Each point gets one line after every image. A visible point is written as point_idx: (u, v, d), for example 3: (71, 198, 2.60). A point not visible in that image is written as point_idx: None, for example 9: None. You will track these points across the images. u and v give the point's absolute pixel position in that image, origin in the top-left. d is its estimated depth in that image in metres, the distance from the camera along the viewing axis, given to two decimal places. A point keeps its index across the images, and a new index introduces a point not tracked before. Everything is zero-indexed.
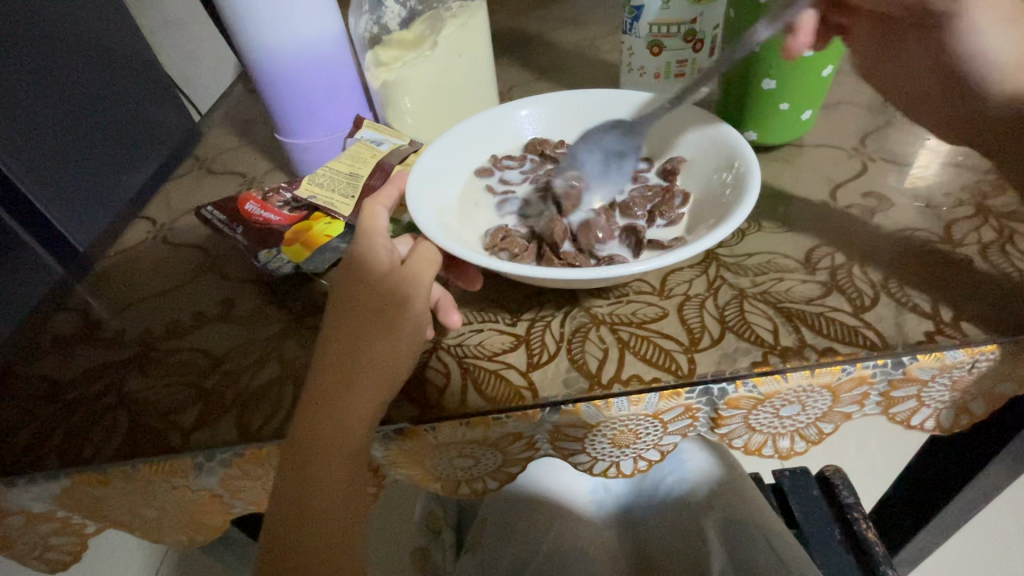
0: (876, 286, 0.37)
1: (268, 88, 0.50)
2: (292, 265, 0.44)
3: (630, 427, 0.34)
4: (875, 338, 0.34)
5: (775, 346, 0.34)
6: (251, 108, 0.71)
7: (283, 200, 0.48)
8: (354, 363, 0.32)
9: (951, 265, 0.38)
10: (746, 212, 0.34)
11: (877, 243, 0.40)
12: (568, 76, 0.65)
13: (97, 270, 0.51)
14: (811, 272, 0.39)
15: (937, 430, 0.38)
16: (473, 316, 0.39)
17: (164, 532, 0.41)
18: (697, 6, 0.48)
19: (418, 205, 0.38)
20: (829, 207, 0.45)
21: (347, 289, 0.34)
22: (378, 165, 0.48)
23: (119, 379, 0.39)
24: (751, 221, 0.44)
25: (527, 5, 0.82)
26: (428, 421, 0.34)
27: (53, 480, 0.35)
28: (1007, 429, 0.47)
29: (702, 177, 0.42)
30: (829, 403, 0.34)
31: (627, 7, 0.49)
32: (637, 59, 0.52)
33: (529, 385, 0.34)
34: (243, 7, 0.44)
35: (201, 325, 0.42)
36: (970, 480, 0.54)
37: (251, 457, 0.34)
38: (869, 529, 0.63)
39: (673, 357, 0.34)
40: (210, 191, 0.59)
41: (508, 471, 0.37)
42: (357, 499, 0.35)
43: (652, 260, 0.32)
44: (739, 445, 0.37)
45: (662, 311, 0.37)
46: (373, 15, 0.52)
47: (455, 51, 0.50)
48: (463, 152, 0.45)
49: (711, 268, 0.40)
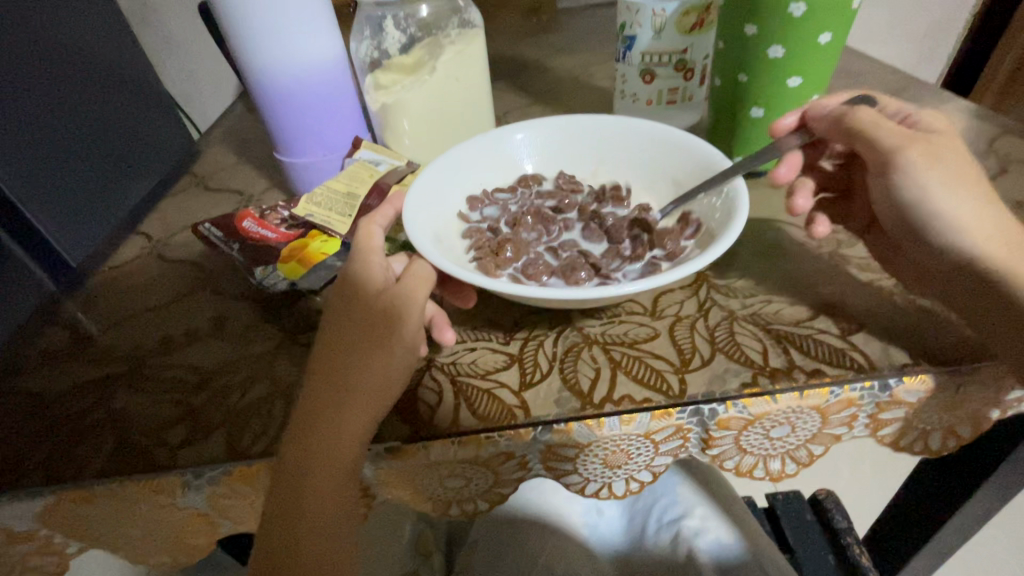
0: (862, 310, 0.38)
1: (267, 108, 0.51)
2: (287, 281, 0.44)
3: (621, 447, 0.34)
4: (861, 360, 0.34)
5: (764, 367, 0.35)
6: (250, 127, 0.72)
7: (280, 218, 0.49)
8: (347, 380, 0.32)
9: (934, 289, 0.39)
10: (735, 235, 0.35)
11: (863, 268, 0.41)
12: (562, 101, 0.67)
13: (87, 287, 0.51)
14: (799, 295, 0.40)
15: (926, 453, 0.39)
16: (466, 335, 0.39)
17: (147, 553, 0.40)
18: (688, 37, 0.49)
19: (414, 224, 0.38)
20: (816, 232, 0.46)
21: (343, 306, 0.34)
22: (375, 185, 0.49)
23: (108, 395, 0.39)
24: (740, 245, 0.45)
25: (523, 33, 0.86)
26: (419, 440, 0.34)
27: (36, 499, 0.34)
28: (995, 452, 0.47)
29: (692, 201, 0.43)
30: (818, 425, 0.35)
31: (620, 37, 0.51)
32: (629, 86, 0.53)
33: (521, 404, 0.34)
34: (245, 32, 0.45)
35: (193, 342, 0.42)
36: (961, 504, 0.54)
37: (240, 474, 0.34)
38: (862, 554, 0.62)
39: (664, 377, 0.35)
40: (207, 208, 0.59)
41: (499, 492, 0.37)
42: (344, 518, 0.34)
43: (644, 280, 0.33)
44: (730, 467, 0.37)
45: (653, 332, 0.38)
46: (374, 40, 0.52)
47: (453, 77, 0.52)
48: (459, 174, 0.46)
49: (702, 289, 0.41)
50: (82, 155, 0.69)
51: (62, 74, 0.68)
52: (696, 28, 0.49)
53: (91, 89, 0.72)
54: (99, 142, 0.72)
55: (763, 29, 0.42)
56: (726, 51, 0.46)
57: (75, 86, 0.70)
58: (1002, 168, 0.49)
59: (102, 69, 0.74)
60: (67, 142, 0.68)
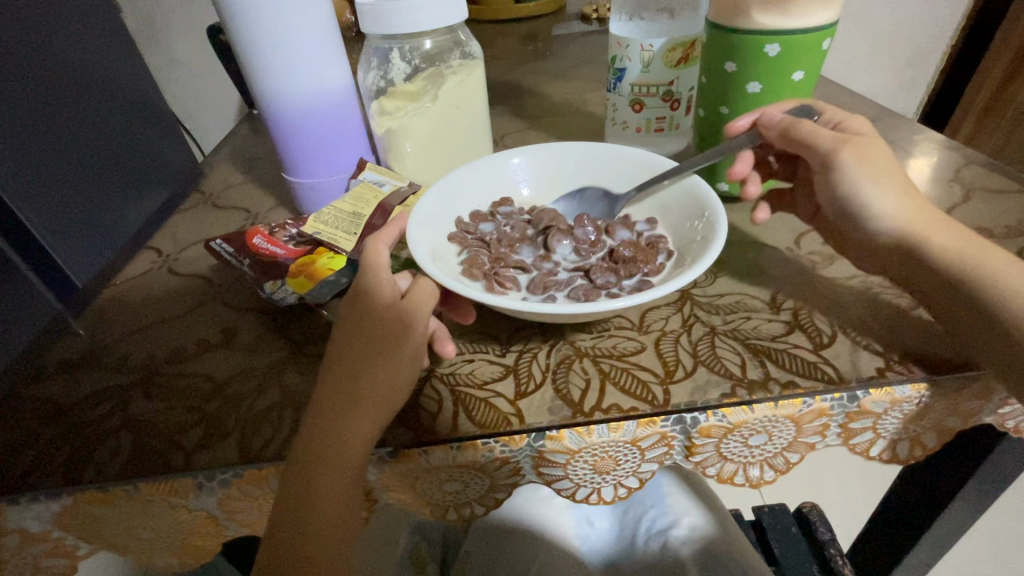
0: (834, 327, 0.41)
1: (277, 130, 0.53)
2: (295, 296, 0.46)
3: (609, 454, 0.36)
4: (832, 372, 0.37)
5: (742, 378, 0.37)
6: (258, 146, 0.75)
7: (289, 235, 0.52)
8: (355, 388, 0.35)
9: (900, 308, 0.42)
10: (715, 256, 0.38)
11: (836, 289, 0.44)
12: (557, 126, 0.71)
13: (98, 300, 0.52)
14: (777, 312, 0.43)
15: (896, 462, 0.41)
16: (465, 347, 0.42)
17: (155, 555, 0.41)
18: (674, 70, 0.53)
19: (416, 243, 0.41)
20: (794, 253, 0.49)
21: (353, 318, 0.36)
22: (380, 205, 0.52)
23: (122, 402, 0.41)
24: (722, 265, 0.48)
25: (521, 60, 0.90)
26: (420, 446, 0.36)
27: (55, 499, 0.36)
28: (966, 465, 0.50)
29: (678, 225, 0.46)
30: (793, 434, 0.37)
31: (612, 69, 0.55)
32: (620, 114, 0.57)
33: (516, 412, 0.36)
34: (259, 61, 0.49)
35: (203, 352, 0.44)
36: (938, 513, 0.56)
37: (250, 477, 0.35)
38: (845, 566, 0.64)
39: (650, 388, 0.37)
40: (215, 224, 0.62)
41: (495, 497, 0.39)
42: (347, 521, 0.36)
43: (631, 296, 0.35)
44: (712, 473, 0.39)
45: (640, 345, 0.40)
46: (381, 70, 0.55)
47: (454, 104, 0.55)
48: (459, 196, 0.49)
49: (686, 306, 0.44)
50: (108, 182, 0.89)
51: (57, 97, 0.82)
52: (682, 62, 0.53)
53: (79, 108, 0.85)
54: (125, 170, 0.92)
55: (741, 66, 0.46)
56: (710, 84, 0.50)
57: (71, 107, 0.84)
58: (966, 196, 0.52)
59: (84, 84, 0.86)
60: (77, 164, 0.84)
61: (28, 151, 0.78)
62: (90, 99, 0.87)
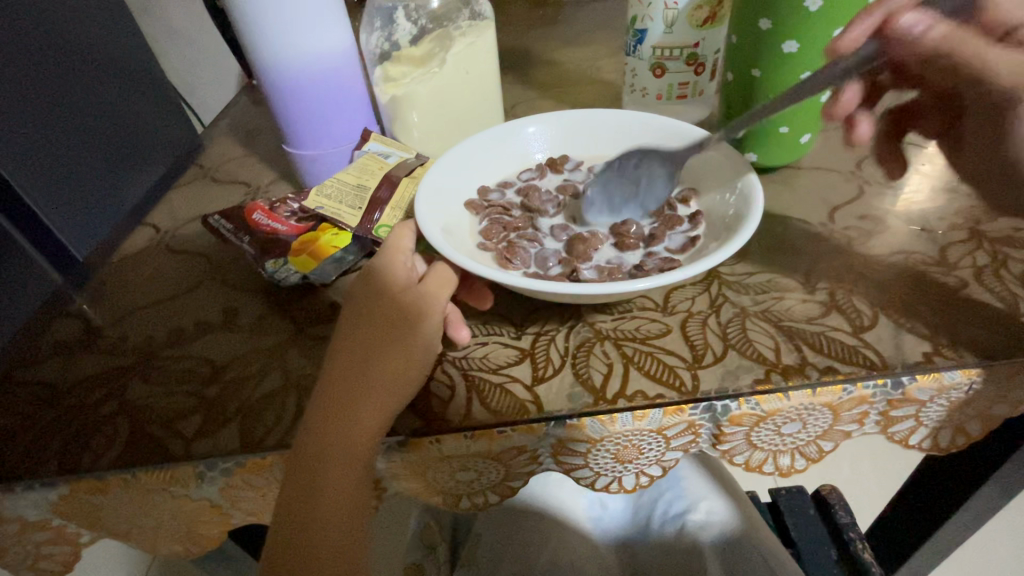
0: (875, 308, 0.38)
1: (275, 100, 0.50)
2: (299, 275, 0.44)
3: (632, 443, 0.34)
4: (874, 358, 0.34)
5: (777, 364, 0.35)
6: (257, 117, 0.72)
7: (290, 210, 0.49)
8: (364, 378, 0.32)
9: (947, 288, 0.38)
10: (751, 233, 0.35)
11: (876, 266, 0.41)
12: (570, 95, 0.67)
13: (96, 278, 0.50)
14: (812, 291, 0.40)
15: (935, 451, 0.39)
16: (478, 329, 0.39)
17: (159, 542, 0.41)
18: (700, 31, 0.49)
19: (425, 218, 0.38)
20: (827, 228, 0.46)
21: (364, 301, 0.34)
22: (385, 177, 0.48)
23: (120, 386, 0.39)
24: (749, 242, 0.45)
25: (530, 25, 0.85)
26: (432, 434, 0.34)
27: (51, 488, 0.34)
28: (998, 454, 0.47)
29: (707, 200, 0.43)
30: (829, 421, 0.35)
31: (631, 30, 0.51)
32: (640, 80, 0.53)
33: (533, 399, 0.34)
34: (255, 25, 0.45)
35: (204, 334, 0.42)
36: (964, 501, 0.54)
37: (254, 466, 0.34)
38: (864, 549, 0.63)
39: (677, 373, 0.35)
40: (213, 199, 0.59)
41: (510, 485, 0.37)
42: (357, 512, 0.34)
43: (658, 278, 0.32)
44: (740, 462, 0.37)
45: (666, 328, 0.38)
46: (384, 32, 0.53)
47: (464, 69, 0.51)
48: (468, 169, 0.45)
49: (713, 285, 0.41)
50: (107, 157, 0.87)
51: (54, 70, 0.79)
52: (708, 22, 0.48)
53: (74, 79, 0.82)
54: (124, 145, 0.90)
55: (778, 24, 0.42)
56: (739, 44, 0.45)
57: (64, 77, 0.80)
58: None
59: (81, 52, 0.82)
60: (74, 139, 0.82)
61: (25, 125, 0.75)
62: (85, 70, 0.83)
